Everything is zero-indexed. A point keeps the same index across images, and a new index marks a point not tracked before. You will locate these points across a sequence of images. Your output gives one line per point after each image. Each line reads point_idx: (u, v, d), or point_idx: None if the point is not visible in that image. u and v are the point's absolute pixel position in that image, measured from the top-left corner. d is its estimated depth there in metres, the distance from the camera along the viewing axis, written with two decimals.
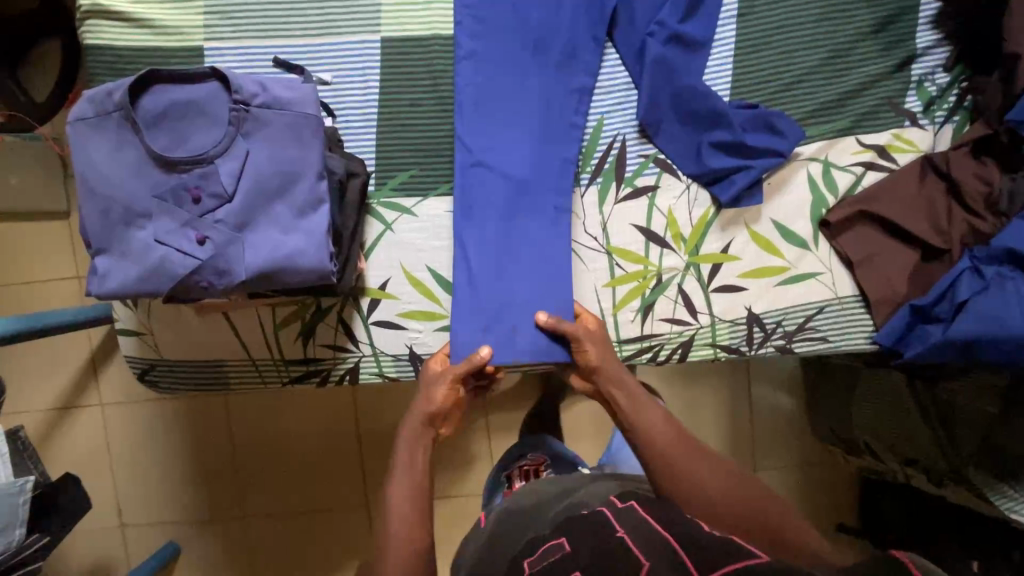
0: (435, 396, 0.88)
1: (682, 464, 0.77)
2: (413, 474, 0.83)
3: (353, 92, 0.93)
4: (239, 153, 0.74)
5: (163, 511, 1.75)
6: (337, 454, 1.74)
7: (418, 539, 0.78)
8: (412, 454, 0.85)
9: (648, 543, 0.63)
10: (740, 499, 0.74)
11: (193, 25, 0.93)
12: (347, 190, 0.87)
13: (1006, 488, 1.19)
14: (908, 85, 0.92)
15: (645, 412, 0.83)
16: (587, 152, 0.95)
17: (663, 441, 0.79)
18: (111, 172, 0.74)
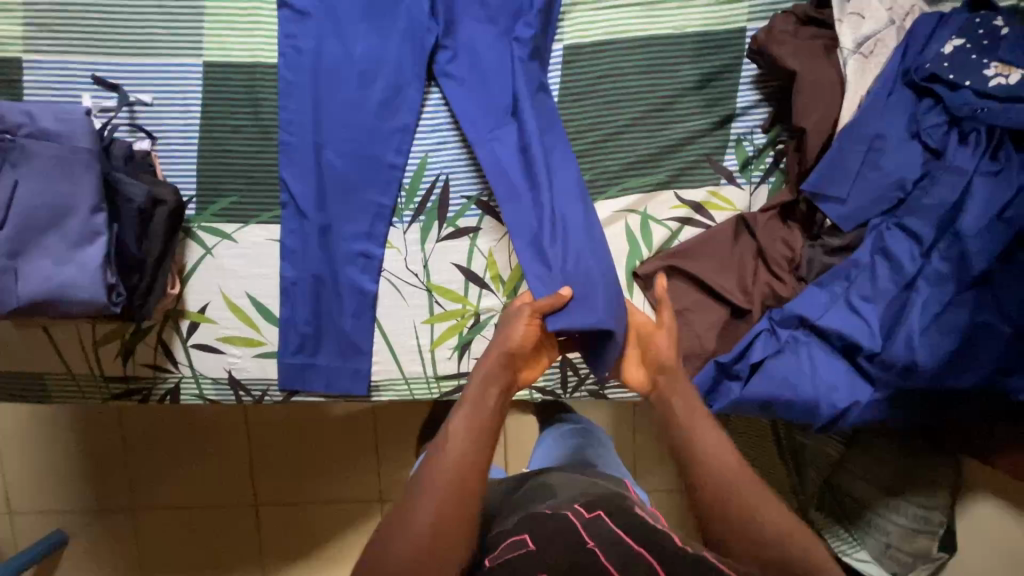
0: (523, 334, 0.79)
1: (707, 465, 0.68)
2: (471, 413, 0.70)
3: (174, 115, 0.92)
4: (7, 183, 0.73)
5: (34, 501, 1.56)
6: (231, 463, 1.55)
7: (467, 487, 0.65)
8: (477, 390, 0.73)
9: (617, 555, 0.57)
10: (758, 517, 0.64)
11: (12, 36, 0.91)
12: (153, 220, 0.86)
13: (841, 532, 1.15)
14: (727, 143, 0.92)
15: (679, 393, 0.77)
16: (410, 190, 0.95)
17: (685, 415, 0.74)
18: None
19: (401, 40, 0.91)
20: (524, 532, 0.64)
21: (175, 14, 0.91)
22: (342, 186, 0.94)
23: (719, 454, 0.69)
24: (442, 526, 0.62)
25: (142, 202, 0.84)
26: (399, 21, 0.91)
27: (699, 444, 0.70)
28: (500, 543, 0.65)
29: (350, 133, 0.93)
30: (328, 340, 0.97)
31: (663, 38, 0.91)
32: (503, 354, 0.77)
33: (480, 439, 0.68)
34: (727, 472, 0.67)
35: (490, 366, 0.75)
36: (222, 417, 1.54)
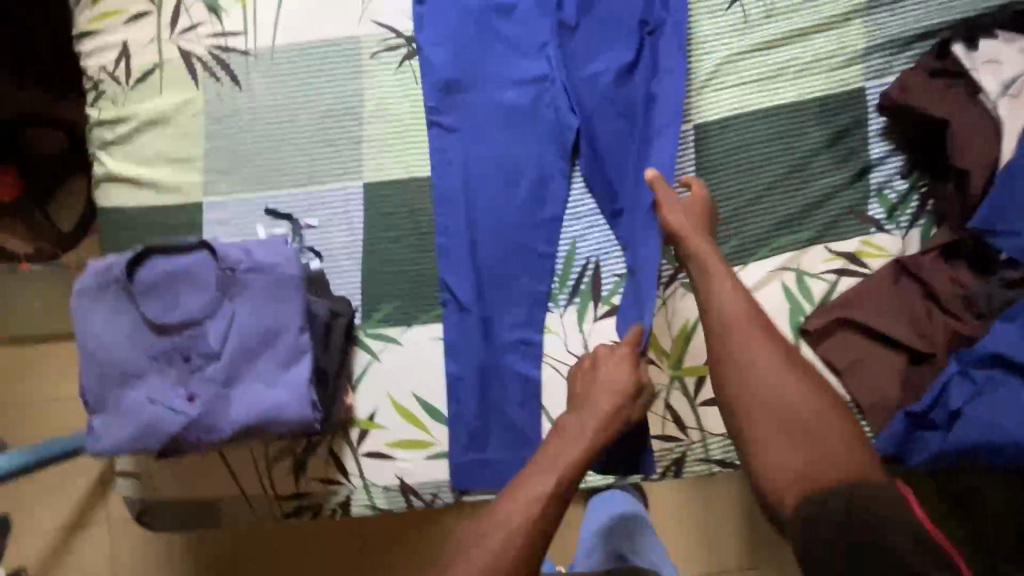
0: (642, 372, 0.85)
1: (752, 376, 0.65)
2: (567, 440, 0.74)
3: (339, 234, 0.99)
4: (227, 315, 0.78)
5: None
6: None
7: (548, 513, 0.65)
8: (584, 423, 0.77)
9: None
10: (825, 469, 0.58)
11: (193, 183, 1.02)
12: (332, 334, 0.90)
13: None
14: (868, 193, 0.94)
15: (744, 346, 0.67)
16: (562, 275, 0.99)
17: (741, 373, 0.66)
18: (110, 338, 0.79)
19: (539, 141, 0.99)
20: None
21: (335, 145, 1.01)
22: (497, 281, 0.98)
23: (773, 377, 0.64)
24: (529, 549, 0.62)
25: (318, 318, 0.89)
26: (536, 125, 0.99)
27: (750, 420, 0.64)
28: None
29: (501, 230, 0.98)
30: (497, 433, 0.97)
31: (789, 107, 0.96)
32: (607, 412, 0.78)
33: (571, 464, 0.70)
34: (773, 407, 0.63)
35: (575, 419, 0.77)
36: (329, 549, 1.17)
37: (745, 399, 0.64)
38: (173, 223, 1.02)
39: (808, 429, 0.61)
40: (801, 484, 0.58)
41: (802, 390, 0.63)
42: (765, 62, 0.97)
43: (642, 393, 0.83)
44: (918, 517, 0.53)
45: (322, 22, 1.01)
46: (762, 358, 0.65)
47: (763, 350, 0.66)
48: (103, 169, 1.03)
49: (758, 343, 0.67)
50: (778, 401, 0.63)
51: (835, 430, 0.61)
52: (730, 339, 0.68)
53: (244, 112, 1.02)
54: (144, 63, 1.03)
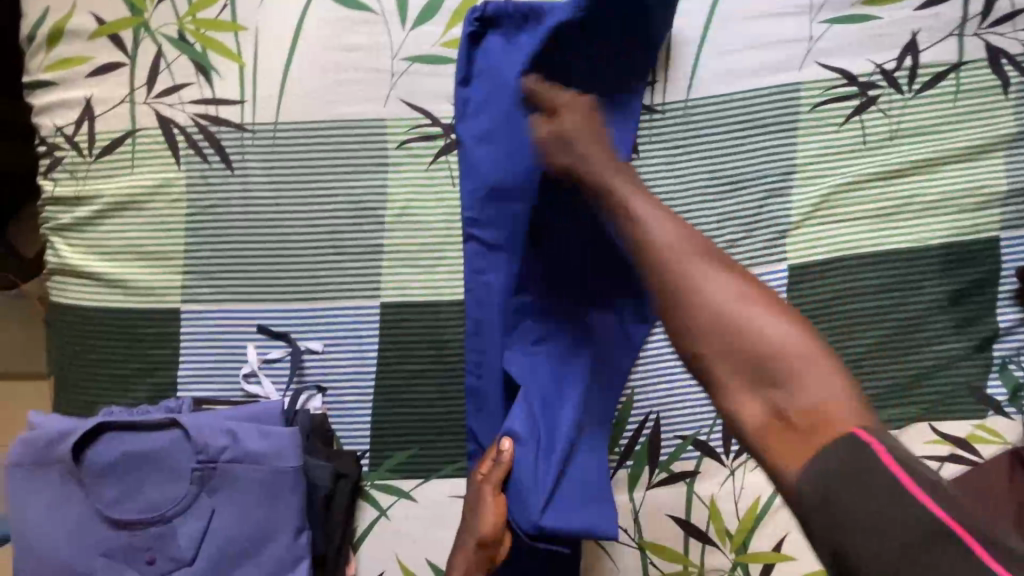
0: (483, 527, 0.72)
1: (714, 336, 0.53)
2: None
3: (346, 363, 0.82)
4: (203, 513, 0.62)
5: None
6: None
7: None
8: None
9: None
10: (783, 358, 0.49)
11: (169, 285, 0.83)
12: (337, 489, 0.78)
13: None
14: (989, 367, 0.79)
15: (684, 271, 0.56)
16: (614, 431, 0.82)
17: (698, 291, 0.55)
18: (50, 529, 0.62)
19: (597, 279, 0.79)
20: None
21: (346, 253, 0.82)
22: (532, 457, 0.71)
23: (723, 306, 0.53)
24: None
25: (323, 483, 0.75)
26: (600, 258, 0.79)
27: (698, 314, 0.54)
28: None
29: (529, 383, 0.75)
30: None
31: (904, 252, 0.80)
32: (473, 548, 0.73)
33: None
34: (711, 331, 0.53)
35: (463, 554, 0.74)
36: None
37: (700, 335, 0.53)
38: (142, 332, 0.83)
39: (779, 376, 0.49)
40: (791, 441, 0.47)
41: (776, 333, 0.50)
42: (882, 196, 0.80)
43: (486, 545, 0.73)
44: (935, 514, 0.40)
45: (339, 98, 0.81)
46: (715, 290, 0.54)
47: (703, 282, 0.55)
48: (58, 258, 0.84)
49: (703, 274, 0.55)
50: (748, 348, 0.51)
51: (826, 373, 0.48)
52: (663, 266, 0.57)
53: (236, 202, 0.82)
54: (111, 130, 0.83)
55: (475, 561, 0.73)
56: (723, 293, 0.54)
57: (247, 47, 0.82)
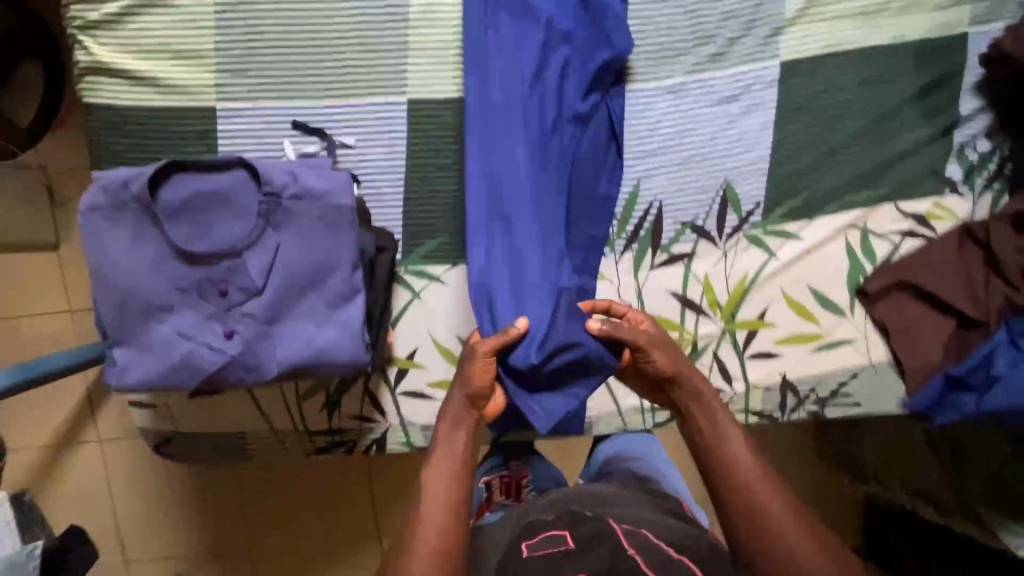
0: (473, 377, 0.76)
1: (748, 516, 0.67)
2: (442, 483, 0.70)
3: (378, 155, 0.88)
4: (270, 246, 0.70)
5: (186, 540, 1.52)
6: (348, 489, 1.50)
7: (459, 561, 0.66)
8: (443, 458, 0.73)
9: (658, 559, 0.66)
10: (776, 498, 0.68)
11: (204, 83, 0.87)
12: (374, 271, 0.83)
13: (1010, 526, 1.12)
14: (949, 152, 0.90)
15: (718, 441, 0.73)
16: (622, 218, 0.92)
17: (723, 442, 0.72)
18: (129, 266, 0.70)
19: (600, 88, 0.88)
20: (566, 528, 0.72)
21: (374, 50, 0.86)
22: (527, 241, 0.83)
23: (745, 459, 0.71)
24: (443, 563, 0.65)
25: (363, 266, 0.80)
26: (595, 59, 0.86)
27: (720, 447, 0.72)
28: (539, 532, 0.72)
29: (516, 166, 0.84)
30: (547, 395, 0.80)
31: (884, 48, 0.88)
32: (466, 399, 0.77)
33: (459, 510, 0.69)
34: (736, 477, 0.70)
35: (453, 409, 0.77)
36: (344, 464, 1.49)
37: (716, 459, 0.72)
38: (179, 130, 0.87)
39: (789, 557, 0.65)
40: None
41: (778, 525, 0.66)
42: None
43: (475, 391, 0.77)
44: None
45: None
46: (694, 383, 0.76)
47: (709, 412, 0.75)
48: (87, 55, 0.85)
49: (705, 407, 0.75)
50: (766, 530, 0.66)
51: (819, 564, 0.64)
52: (703, 444, 0.73)
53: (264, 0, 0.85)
54: None
55: (462, 413, 0.76)
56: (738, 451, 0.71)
57: None
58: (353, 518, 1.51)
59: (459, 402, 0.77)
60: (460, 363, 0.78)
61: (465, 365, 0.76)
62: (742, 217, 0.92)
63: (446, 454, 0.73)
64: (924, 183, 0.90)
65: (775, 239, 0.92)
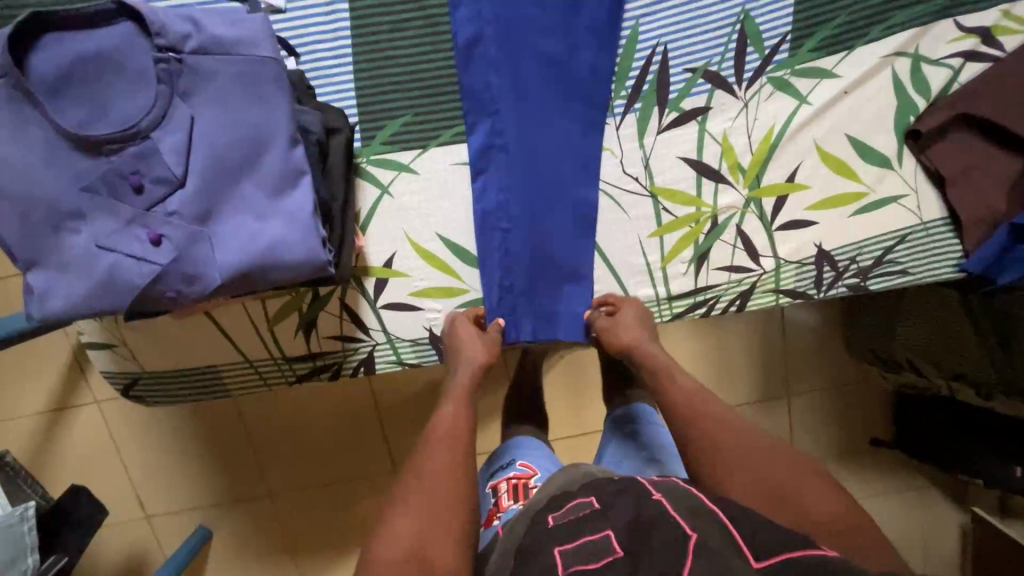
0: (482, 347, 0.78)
1: (734, 466, 0.59)
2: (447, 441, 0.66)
3: (317, 19, 0.72)
4: (183, 120, 0.56)
5: (201, 492, 1.48)
6: (357, 425, 1.44)
7: (464, 523, 0.60)
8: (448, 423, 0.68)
9: (685, 506, 0.53)
10: (717, 414, 0.64)
11: None
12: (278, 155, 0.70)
13: None
14: None
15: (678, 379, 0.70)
16: (620, 73, 0.77)
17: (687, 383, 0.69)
18: (15, 164, 0.56)
19: None
20: (591, 494, 0.59)
21: None
22: (526, 117, 0.77)
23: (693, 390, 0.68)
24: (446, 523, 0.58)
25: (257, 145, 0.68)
26: None
27: (674, 381, 0.70)
28: (563, 503, 0.60)
29: (508, 20, 0.74)
30: (556, 277, 0.82)
31: None
32: (474, 367, 0.76)
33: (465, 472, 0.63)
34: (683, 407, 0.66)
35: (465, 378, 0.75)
36: (347, 399, 1.42)
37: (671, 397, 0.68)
38: None
39: (786, 494, 0.57)
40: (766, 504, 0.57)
41: (767, 475, 0.58)
42: None
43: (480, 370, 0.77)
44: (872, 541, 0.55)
45: None
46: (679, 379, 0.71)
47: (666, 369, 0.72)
48: None
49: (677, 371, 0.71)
50: (756, 473, 0.58)
51: (821, 505, 0.56)
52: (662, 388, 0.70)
53: None
54: None
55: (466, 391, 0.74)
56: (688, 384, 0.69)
57: None
58: (363, 455, 1.46)
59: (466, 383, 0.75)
60: (461, 342, 0.78)
61: (470, 343, 0.78)
62: (765, 56, 0.76)
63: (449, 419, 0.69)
64: None
65: (806, 81, 0.76)
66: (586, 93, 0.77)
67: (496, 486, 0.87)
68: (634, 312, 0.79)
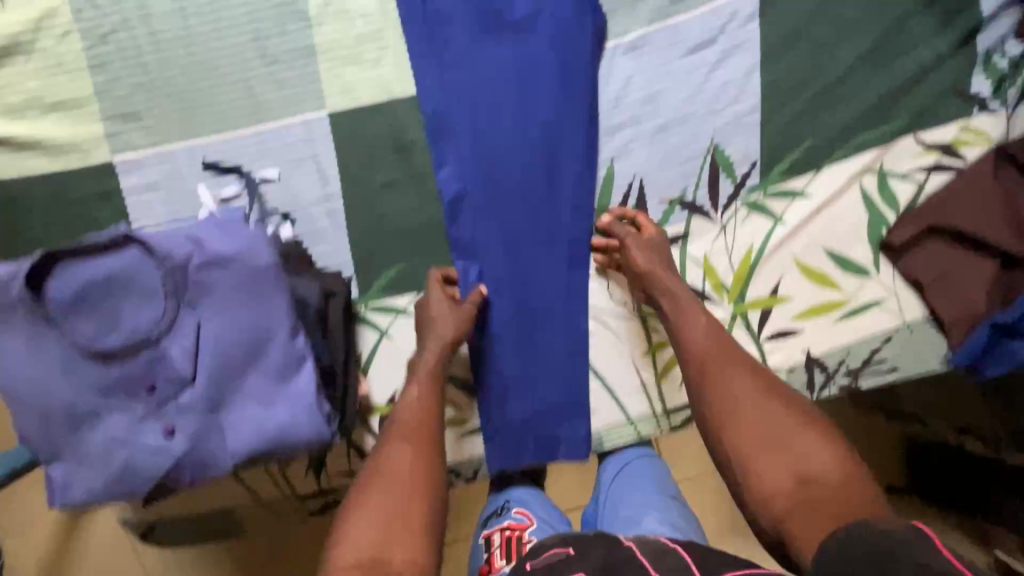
0: (458, 314, 0.76)
1: (738, 415, 0.62)
2: (414, 433, 0.66)
3: (307, 185, 0.76)
4: (190, 327, 0.60)
5: None
6: None
7: (429, 519, 0.59)
8: (411, 414, 0.68)
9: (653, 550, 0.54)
10: (720, 358, 0.67)
11: (93, 137, 0.74)
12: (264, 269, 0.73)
13: None
14: (974, 63, 0.75)
15: (689, 327, 0.71)
16: (599, 209, 0.80)
17: (702, 357, 0.68)
18: (35, 378, 0.59)
19: (550, 64, 0.75)
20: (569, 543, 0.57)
21: (279, 64, 0.73)
22: (511, 256, 0.80)
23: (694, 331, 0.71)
24: (411, 503, 0.59)
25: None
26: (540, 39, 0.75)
27: (681, 329, 0.72)
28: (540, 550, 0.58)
29: (488, 170, 0.77)
30: (554, 402, 0.84)
31: None
32: (453, 315, 0.76)
33: (429, 464, 0.63)
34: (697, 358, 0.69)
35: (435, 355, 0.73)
36: None
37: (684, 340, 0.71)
38: (79, 194, 0.76)
39: (785, 440, 0.59)
40: (784, 493, 0.56)
41: (760, 416, 0.61)
42: None
43: (445, 344, 0.74)
44: None
45: None
46: (676, 292, 0.74)
47: (678, 305, 0.73)
48: None
49: (678, 313, 0.73)
50: (759, 419, 0.61)
51: (823, 484, 0.55)
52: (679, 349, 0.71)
53: (137, 23, 0.71)
54: None
55: (436, 364, 0.73)
56: (695, 328, 0.71)
57: None
58: None
59: (434, 355, 0.74)
60: (429, 312, 0.76)
61: (437, 310, 0.76)
62: (738, 182, 0.79)
63: (422, 367, 0.73)
64: (946, 106, 0.76)
65: (779, 202, 0.80)
66: (568, 229, 0.80)
67: (489, 539, 0.82)
68: (646, 224, 0.79)
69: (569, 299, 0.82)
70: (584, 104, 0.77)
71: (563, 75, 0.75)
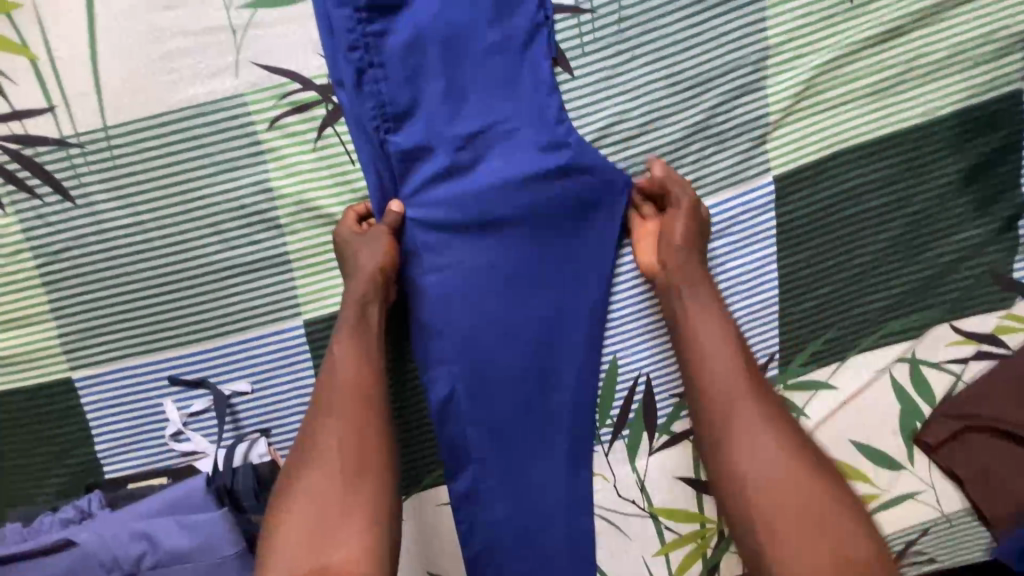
0: (377, 253, 0.64)
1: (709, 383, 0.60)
2: (350, 396, 0.61)
3: (283, 397, 0.69)
4: None
5: None
6: None
7: (375, 498, 0.58)
8: (350, 369, 0.63)
9: None
10: (726, 344, 0.61)
11: (50, 352, 0.69)
12: (239, 495, 0.68)
13: None
14: (1015, 249, 0.69)
15: (692, 298, 0.64)
16: (604, 404, 0.75)
17: (701, 329, 0.63)
18: None
19: (548, 262, 0.69)
20: None
21: (248, 273, 0.67)
22: (506, 463, 0.72)
23: (702, 304, 0.64)
24: (351, 487, 0.58)
25: (223, 506, 0.67)
26: (539, 237, 0.68)
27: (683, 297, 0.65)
28: None
29: (481, 372, 0.70)
30: None
31: (909, 130, 0.66)
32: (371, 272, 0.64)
33: (366, 425, 0.60)
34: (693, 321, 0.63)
35: (355, 298, 0.64)
36: None
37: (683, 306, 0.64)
38: (35, 411, 0.70)
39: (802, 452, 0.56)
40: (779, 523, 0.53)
41: (761, 413, 0.57)
42: (879, 65, 0.65)
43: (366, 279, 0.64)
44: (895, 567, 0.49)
45: (176, 77, 0.62)
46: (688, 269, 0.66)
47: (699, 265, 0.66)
48: None
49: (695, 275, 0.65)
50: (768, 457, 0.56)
51: (802, 489, 0.54)
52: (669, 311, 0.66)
53: (93, 240, 0.66)
54: None
55: (360, 308, 0.64)
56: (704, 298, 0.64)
57: (32, 33, 0.61)
58: None
59: (359, 297, 0.64)
60: (351, 252, 0.64)
61: (359, 247, 0.64)
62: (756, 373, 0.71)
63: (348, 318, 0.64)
64: (988, 292, 0.69)
65: (801, 394, 0.71)
66: (569, 430, 0.73)
67: None
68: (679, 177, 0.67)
69: (570, 505, 0.73)
70: (586, 298, 0.71)
71: (565, 273, 0.70)
